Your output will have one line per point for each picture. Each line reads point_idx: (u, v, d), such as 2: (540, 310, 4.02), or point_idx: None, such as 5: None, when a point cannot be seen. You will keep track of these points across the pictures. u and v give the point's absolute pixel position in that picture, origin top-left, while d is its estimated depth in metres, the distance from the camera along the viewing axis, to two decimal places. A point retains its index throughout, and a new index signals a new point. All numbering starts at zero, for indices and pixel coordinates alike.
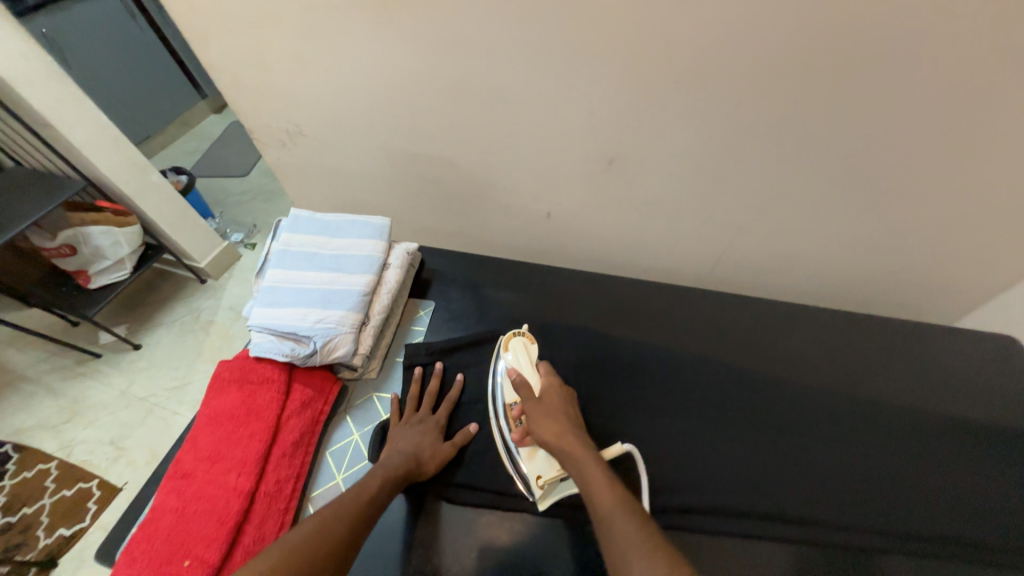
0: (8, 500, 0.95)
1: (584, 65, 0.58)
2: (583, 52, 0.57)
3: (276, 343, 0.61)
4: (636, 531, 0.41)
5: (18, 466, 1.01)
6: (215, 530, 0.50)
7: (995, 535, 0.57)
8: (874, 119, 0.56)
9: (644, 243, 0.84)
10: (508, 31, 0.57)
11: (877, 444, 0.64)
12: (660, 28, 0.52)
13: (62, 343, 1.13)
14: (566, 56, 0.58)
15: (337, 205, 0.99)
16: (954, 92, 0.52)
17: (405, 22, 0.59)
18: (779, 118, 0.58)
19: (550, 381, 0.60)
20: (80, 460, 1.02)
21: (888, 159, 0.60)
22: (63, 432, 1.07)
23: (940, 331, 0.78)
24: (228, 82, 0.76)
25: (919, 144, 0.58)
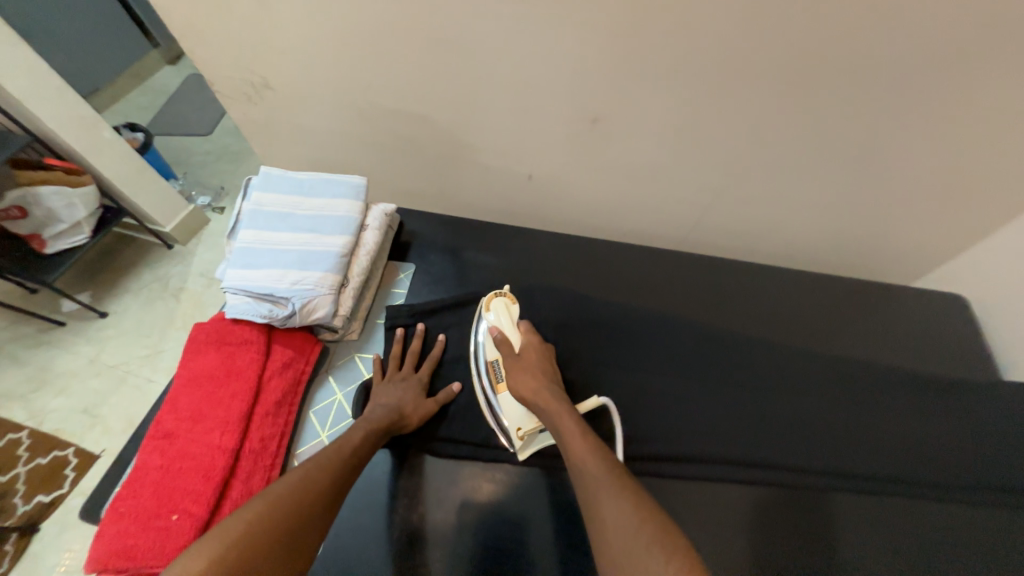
0: None
1: (568, 17, 0.56)
2: (565, 3, 0.55)
3: (253, 305, 0.60)
4: (607, 475, 0.44)
5: None
6: (202, 485, 0.51)
7: (930, 474, 0.63)
8: (852, 82, 0.57)
9: (624, 207, 0.85)
10: None
11: (832, 396, 0.69)
12: None
13: (22, 311, 1.08)
14: (549, 7, 0.55)
15: (310, 166, 0.95)
16: (927, 55, 0.52)
17: None
18: (759, 79, 0.58)
19: (530, 339, 0.61)
20: (53, 429, 1.00)
21: (862, 124, 0.62)
22: (33, 402, 1.04)
23: (896, 292, 0.82)
24: (183, 27, 0.70)
25: (891, 109, 0.59)
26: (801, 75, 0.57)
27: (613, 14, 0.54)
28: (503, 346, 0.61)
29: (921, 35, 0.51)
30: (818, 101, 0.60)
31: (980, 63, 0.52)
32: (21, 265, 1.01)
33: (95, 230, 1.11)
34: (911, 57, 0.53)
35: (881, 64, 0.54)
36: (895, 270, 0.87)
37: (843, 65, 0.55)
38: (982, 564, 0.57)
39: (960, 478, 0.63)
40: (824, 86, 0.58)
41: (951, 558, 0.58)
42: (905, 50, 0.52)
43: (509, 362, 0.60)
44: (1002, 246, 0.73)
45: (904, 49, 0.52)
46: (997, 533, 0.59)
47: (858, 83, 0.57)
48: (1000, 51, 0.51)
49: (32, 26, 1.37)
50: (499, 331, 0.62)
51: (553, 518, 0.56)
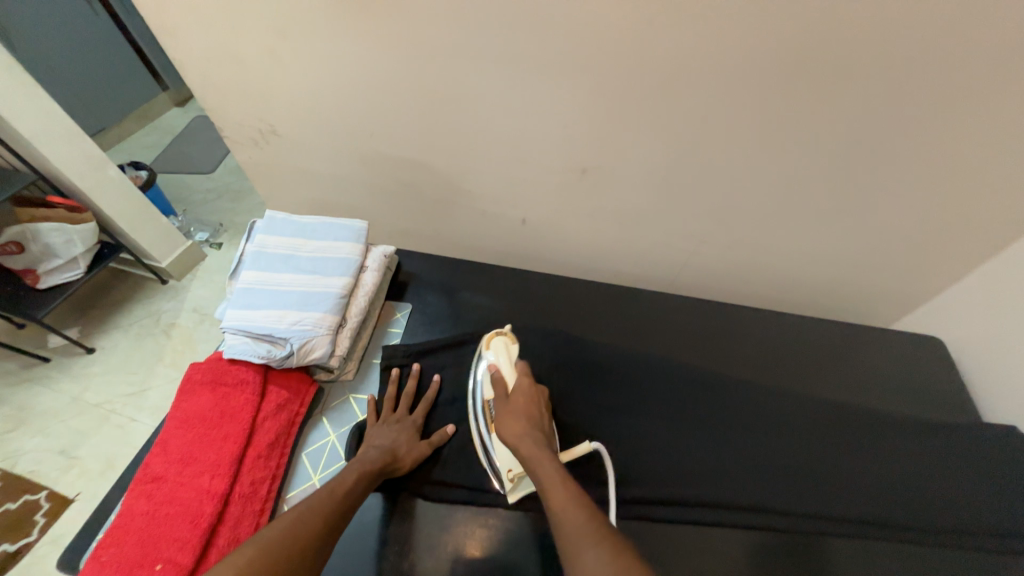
0: None
1: (561, 76, 0.61)
2: (557, 65, 0.60)
3: (251, 345, 0.60)
4: (586, 523, 0.44)
5: None
6: (188, 533, 0.50)
7: (923, 519, 0.63)
8: (821, 138, 0.62)
9: (614, 249, 0.88)
10: (486, 42, 0.59)
11: (821, 437, 0.69)
12: (629, 45, 0.56)
13: (7, 346, 1.07)
14: (545, 67, 0.61)
15: (310, 207, 0.98)
16: (884, 112, 0.58)
17: (384, 28, 0.61)
18: (735, 133, 0.64)
19: (525, 382, 0.61)
20: (27, 471, 0.96)
21: (833, 175, 0.67)
22: (8, 442, 1.00)
23: (876, 334, 0.85)
24: (200, 78, 0.74)
25: (858, 161, 0.64)
26: (775, 131, 0.62)
27: (604, 75, 0.60)
28: (498, 386, 0.61)
29: (879, 97, 0.57)
30: (791, 154, 0.65)
31: (931, 124, 0.59)
32: (11, 299, 1.01)
33: (91, 266, 1.11)
34: (872, 115, 0.59)
35: (847, 121, 0.60)
36: (873, 312, 0.91)
37: (813, 123, 0.60)
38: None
39: (953, 521, 0.63)
40: (796, 141, 0.63)
41: None
42: (866, 110, 0.58)
43: (500, 404, 0.60)
44: (970, 288, 0.78)
45: (866, 109, 0.58)
46: None
47: (827, 139, 0.62)
48: (948, 113, 0.57)
49: (47, 70, 1.43)
50: (497, 372, 0.63)
51: (546, 566, 0.55)
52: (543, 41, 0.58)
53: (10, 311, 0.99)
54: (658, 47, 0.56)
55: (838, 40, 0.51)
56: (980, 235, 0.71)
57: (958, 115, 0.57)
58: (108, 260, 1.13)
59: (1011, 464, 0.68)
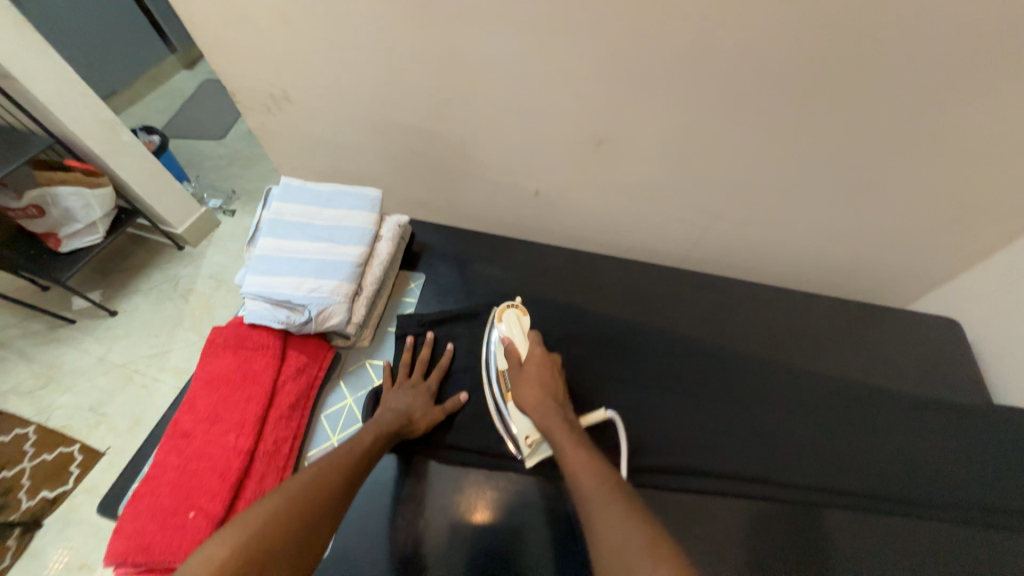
0: None
1: (581, 44, 0.59)
2: (577, 32, 0.57)
3: (271, 310, 0.62)
4: (602, 488, 0.46)
5: None
6: (217, 485, 0.53)
7: (924, 495, 0.64)
8: (851, 112, 0.59)
9: (627, 224, 0.87)
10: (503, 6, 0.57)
11: (829, 415, 0.70)
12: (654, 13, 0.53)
13: (35, 308, 1.11)
14: (562, 33, 0.58)
15: (322, 174, 0.98)
16: (920, 89, 0.55)
17: None
18: (761, 107, 0.61)
19: (538, 352, 0.62)
20: (59, 426, 1.02)
21: (860, 152, 0.64)
22: (41, 397, 1.06)
23: (892, 314, 0.84)
24: (209, 39, 0.73)
25: (888, 137, 0.62)
26: (804, 104, 0.59)
27: (625, 42, 0.57)
28: (511, 356, 0.63)
29: (916, 71, 0.53)
30: (818, 129, 0.62)
31: (970, 100, 0.55)
32: (37, 262, 1.04)
33: (110, 231, 1.13)
34: (908, 89, 0.55)
35: (880, 95, 0.57)
36: (889, 293, 0.90)
37: (843, 97, 0.58)
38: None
39: (954, 496, 0.64)
40: (824, 115, 0.60)
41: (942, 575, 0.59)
42: (903, 83, 0.55)
43: (514, 372, 0.62)
44: (993, 272, 0.76)
45: (900, 83, 0.55)
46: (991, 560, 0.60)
47: (855, 115, 0.60)
48: (990, 89, 0.54)
49: (56, 30, 1.41)
50: (511, 343, 0.64)
51: (554, 526, 0.57)
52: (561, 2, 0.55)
53: (35, 273, 1.03)
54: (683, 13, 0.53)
55: (879, 6, 0.48)
56: (1009, 218, 0.68)
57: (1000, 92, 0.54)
58: (126, 226, 1.14)
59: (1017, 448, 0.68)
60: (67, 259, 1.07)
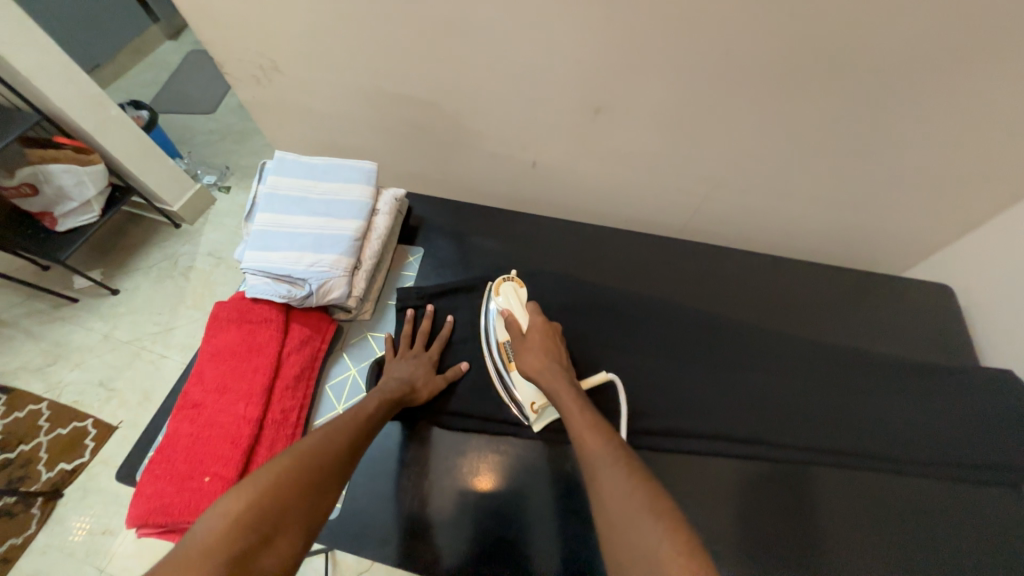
0: (5, 437, 0.99)
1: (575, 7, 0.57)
2: None
3: (272, 285, 0.63)
4: (604, 448, 0.48)
5: (9, 406, 1.03)
6: (229, 451, 0.55)
7: (908, 455, 0.67)
8: (851, 77, 0.58)
9: (625, 194, 0.86)
10: None
11: (822, 381, 0.72)
12: None
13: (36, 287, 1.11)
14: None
15: (316, 148, 0.97)
16: (921, 54, 0.54)
17: None
18: (760, 73, 0.60)
19: (539, 321, 0.64)
20: (71, 402, 1.04)
21: (860, 118, 0.63)
22: (50, 374, 1.08)
23: (887, 281, 0.85)
24: (190, 6, 0.70)
25: (889, 103, 0.60)
26: (804, 68, 0.58)
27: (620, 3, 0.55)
28: (512, 328, 0.64)
29: (920, 31, 0.52)
30: (817, 95, 0.61)
31: (973, 63, 0.54)
32: (34, 242, 1.04)
33: (105, 209, 1.13)
34: (912, 51, 0.54)
35: (882, 57, 0.55)
36: (886, 261, 0.90)
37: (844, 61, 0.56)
38: (944, 530, 0.63)
39: (937, 455, 0.67)
40: (824, 79, 0.59)
41: (911, 523, 0.63)
42: (904, 46, 0.53)
43: (516, 343, 0.63)
44: (989, 239, 0.76)
45: (903, 45, 0.53)
46: (956, 512, 0.64)
47: (856, 79, 0.58)
48: (995, 52, 0.53)
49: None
50: (510, 315, 0.66)
51: (552, 485, 0.60)
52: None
53: (34, 253, 1.03)
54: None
55: None
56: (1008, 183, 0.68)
57: (1006, 53, 0.52)
58: (121, 204, 1.14)
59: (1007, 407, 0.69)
60: (64, 239, 1.07)
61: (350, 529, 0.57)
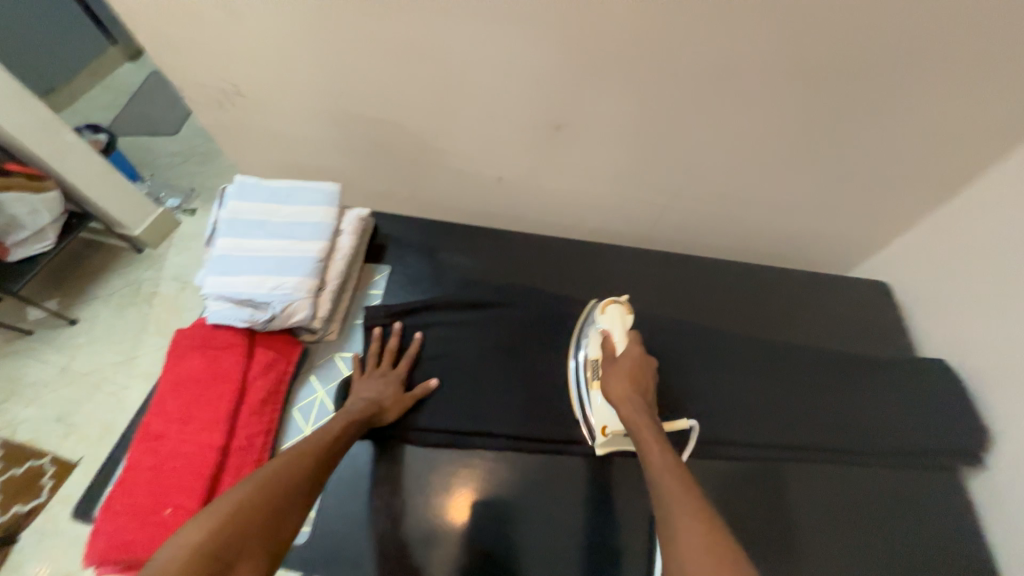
0: None
1: (526, 29, 0.60)
2: (521, 17, 0.59)
3: (234, 310, 0.62)
4: (682, 491, 0.46)
5: None
6: (194, 481, 0.54)
7: (858, 444, 0.70)
8: (781, 89, 0.63)
9: (589, 207, 0.89)
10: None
11: (780, 378, 0.74)
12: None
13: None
14: (507, 16, 0.59)
15: (282, 170, 0.96)
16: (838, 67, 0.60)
17: None
18: (699, 88, 0.65)
19: (634, 348, 0.62)
20: (25, 441, 0.99)
21: (796, 127, 0.68)
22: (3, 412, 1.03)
23: (836, 280, 0.90)
24: (143, 30, 0.69)
25: (818, 112, 0.66)
26: (739, 82, 0.63)
27: (569, 21, 0.58)
28: (606, 349, 0.64)
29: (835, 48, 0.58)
30: (755, 107, 0.66)
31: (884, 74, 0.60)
32: None
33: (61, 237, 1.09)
34: (831, 64, 0.60)
35: (806, 71, 0.61)
36: (836, 261, 0.96)
37: (774, 75, 0.61)
38: (889, 512, 0.68)
39: (886, 444, 0.71)
40: (761, 90, 0.64)
41: (858, 508, 0.68)
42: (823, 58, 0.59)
43: (607, 364, 0.62)
44: (921, 238, 0.82)
45: (826, 57, 0.59)
46: (897, 496, 0.69)
47: (787, 92, 0.63)
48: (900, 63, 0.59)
49: None
50: (608, 336, 0.65)
51: (518, 490, 0.62)
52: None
53: None
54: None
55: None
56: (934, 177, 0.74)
57: (913, 54, 0.58)
58: (79, 230, 1.11)
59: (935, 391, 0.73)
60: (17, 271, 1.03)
61: (322, 552, 0.57)
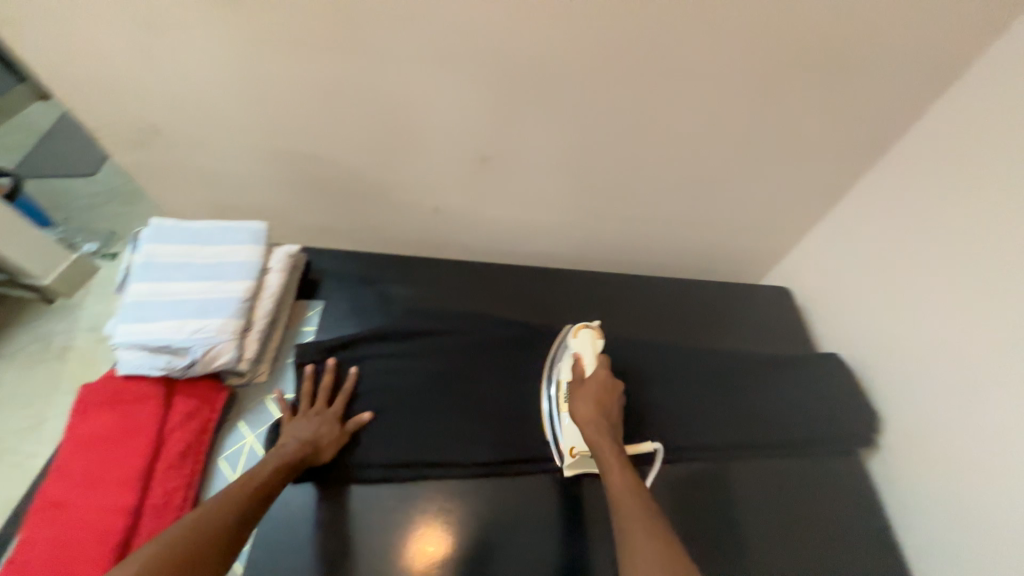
0: None
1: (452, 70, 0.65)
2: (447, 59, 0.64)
3: (149, 358, 0.59)
4: (641, 510, 0.53)
5: None
6: (98, 550, 0.49)
7: (777, 437, 0.77)
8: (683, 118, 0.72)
9: (527, 233, 0.93)
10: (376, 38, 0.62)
11: (710, 383, 0.80)
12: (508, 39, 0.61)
13: None
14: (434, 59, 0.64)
15: (211, 211, 0.93)
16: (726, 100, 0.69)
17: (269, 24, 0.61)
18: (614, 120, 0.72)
19: (601, 372, 0.69)
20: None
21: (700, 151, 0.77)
22: None
23: (751, 289, 0.99)
24: (52, 75, 0.67)
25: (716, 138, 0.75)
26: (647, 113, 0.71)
27: (490, 63, 0.64)
28: (575, 371, 0.69)
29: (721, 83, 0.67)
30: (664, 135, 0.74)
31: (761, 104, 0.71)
32: None
33: None
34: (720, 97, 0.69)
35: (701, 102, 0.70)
36: (752, 270, 1.05)
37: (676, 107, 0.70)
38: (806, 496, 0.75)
39: (801, 435, 0.78)
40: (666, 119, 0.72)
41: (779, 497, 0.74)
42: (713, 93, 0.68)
43: (575, 387, 0.68)
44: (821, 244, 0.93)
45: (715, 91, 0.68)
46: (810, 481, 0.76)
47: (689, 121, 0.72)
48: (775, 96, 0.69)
49: None
50: (579, 359, 0.70)
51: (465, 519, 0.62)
52: (423, 25, 0.60)
53: None
54: (531, 30, 0.61)
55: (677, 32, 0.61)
56: (811, 187, 0.87)
57: (781, 83, 0.69)
58: None
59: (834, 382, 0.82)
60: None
61: None
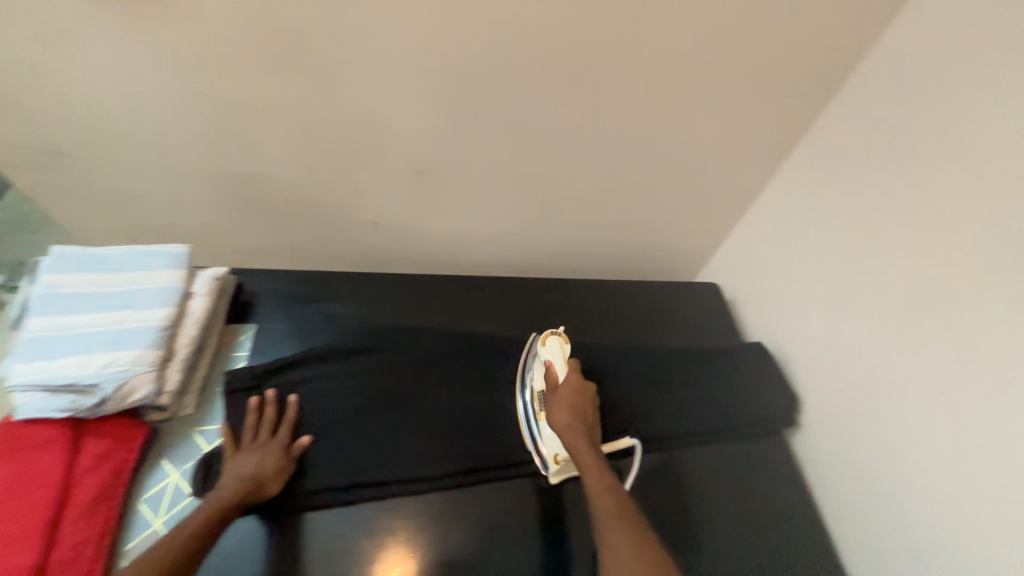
0: None
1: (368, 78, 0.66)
2: (362, 69, 0.65)
3: (51, 399, 0.54)
4: (621, 510, 0.59)
5: None
6: None
7: (711, 427, 0.82)
8: (597, 120, 0.77)
9: (460, 240, 0.93)
10: (283, 47, 0.61)
11: (651, 380, 0.84)
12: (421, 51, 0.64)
13: None
14: (348, 70, 0.65)
15: (118, 236, 0.86)
16: (633, 102, 0.76)
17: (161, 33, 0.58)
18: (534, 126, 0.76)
19: (574, 378, 0.73)
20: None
21: (617, 152, 0.83)
22: None
23: (683, 287, 1.05)
24: None
25: (629, 139, 0.81)
26: (564, 117, 0.76)
27: (407, 73, 0.66)
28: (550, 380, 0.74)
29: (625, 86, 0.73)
30: (582, 138, 0.79)
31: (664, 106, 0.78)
32: None
33: None
34: (627, 99, 0.75)
35: (610, 108, 0.76)
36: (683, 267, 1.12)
37: (589, 111, 0.75)
38: (737, 476, 0.81)
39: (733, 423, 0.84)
40: (581, 123, 0.77)
41: (716, 485, 0.79)
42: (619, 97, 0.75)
43: (551, 395, 0.72)
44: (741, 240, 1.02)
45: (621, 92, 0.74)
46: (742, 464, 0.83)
47: (602, 123, 0.78)
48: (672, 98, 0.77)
49: None
50: (552, 366, 0.75)
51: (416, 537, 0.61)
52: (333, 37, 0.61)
53: None
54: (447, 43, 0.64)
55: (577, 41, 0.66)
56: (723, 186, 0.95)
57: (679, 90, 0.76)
58: None
59: (757, 370, 0.90)
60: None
61: None
